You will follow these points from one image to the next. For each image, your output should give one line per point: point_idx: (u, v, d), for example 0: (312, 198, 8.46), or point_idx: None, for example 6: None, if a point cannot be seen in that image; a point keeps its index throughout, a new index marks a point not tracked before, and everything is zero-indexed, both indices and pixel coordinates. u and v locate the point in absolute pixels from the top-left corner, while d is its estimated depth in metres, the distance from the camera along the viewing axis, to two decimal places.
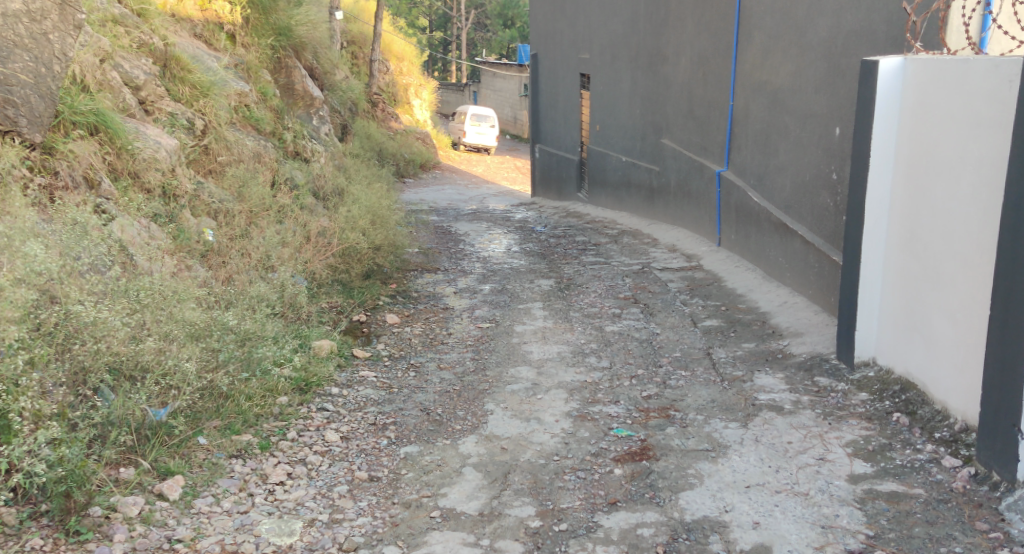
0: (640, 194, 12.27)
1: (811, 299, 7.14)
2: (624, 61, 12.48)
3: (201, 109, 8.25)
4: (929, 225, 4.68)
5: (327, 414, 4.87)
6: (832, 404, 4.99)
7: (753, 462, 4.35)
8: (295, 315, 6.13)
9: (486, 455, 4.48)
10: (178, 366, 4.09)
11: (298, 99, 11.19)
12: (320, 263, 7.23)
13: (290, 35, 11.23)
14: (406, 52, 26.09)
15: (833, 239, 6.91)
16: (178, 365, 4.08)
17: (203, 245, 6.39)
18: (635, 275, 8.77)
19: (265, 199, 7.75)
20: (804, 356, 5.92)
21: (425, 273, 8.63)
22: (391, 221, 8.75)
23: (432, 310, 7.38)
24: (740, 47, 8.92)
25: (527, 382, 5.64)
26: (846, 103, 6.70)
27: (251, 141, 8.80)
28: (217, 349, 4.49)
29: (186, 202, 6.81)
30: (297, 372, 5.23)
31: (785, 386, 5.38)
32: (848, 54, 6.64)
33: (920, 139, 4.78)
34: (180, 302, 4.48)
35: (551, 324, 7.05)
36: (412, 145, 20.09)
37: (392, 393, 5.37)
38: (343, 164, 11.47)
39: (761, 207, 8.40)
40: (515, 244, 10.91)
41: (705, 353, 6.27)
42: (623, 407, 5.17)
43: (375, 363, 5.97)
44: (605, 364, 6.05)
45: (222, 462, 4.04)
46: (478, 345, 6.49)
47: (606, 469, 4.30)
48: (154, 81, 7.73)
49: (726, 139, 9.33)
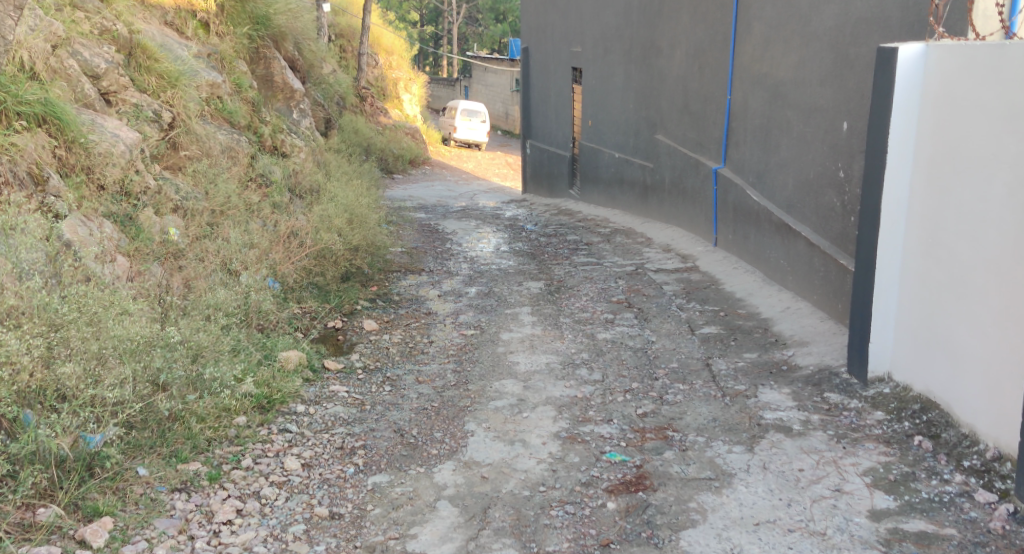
0: (633, 191, 11.83)
1: (816, 306, 6.69)
2: (616, 54, 12.03)
3: (168, 101, 7.75)
4: (954, 230, 4.24)
5: (289, 438, 4.42)
6: (845, 425, 4.54)
7: (760, 494, 3.89)
8: (259, 323, 5.66)
9: (464, 486, 4.02)
10: (102, 396, 3.71)
11: (278, 92, 10.65)
12: (292, 266, 6.77)
13: (268, 24, 10.74)
14: (396, 46, 25.52)
15: (840, 242, 6.47)
16: (101, 394, 3.69)
17: (162, 247, 5.95)
18: (629, 277, 8.30)
19: (235, 198, 7.25)
20: (812, 369, 5.47)
21: (408, 275, 8.17)
22: (371, 220, 8.26)
23: (413, 316, 6.91)
24: (738, 38, 8.49)
25: (512, 398, 5.17)
26: (855, 96, 6.26)
27: (223, 136, 8.32)
28: (157, 367, 4.07)
29: (146, 200, 6.35)
30: (259, 387, 4.77)
31: (793, 403, 4.92)
32: (858, 43, 6.21)
33: (945, 135, 4.33)
34: (119, 318, 4.10)
35: (540, 331, 6.58)
36: (400, 141, 19.62)
37: (363, 411, 4.91)
38: (323, 160, 10.98)
39: (761, 206, 7.94)
40: (504, 243, 10.43)
41: (703, 364, 5.81)
42: (617, 427, 4.72)
43: (348, 377, 5.49)
44: (596, 377, 5.58)
45: (162, 499, 3.65)
46: (461, 355, 6.02)
47: (598, 503, 3.85)
48: (116, 70, 7.27)
49: (724, 134, 8.88)
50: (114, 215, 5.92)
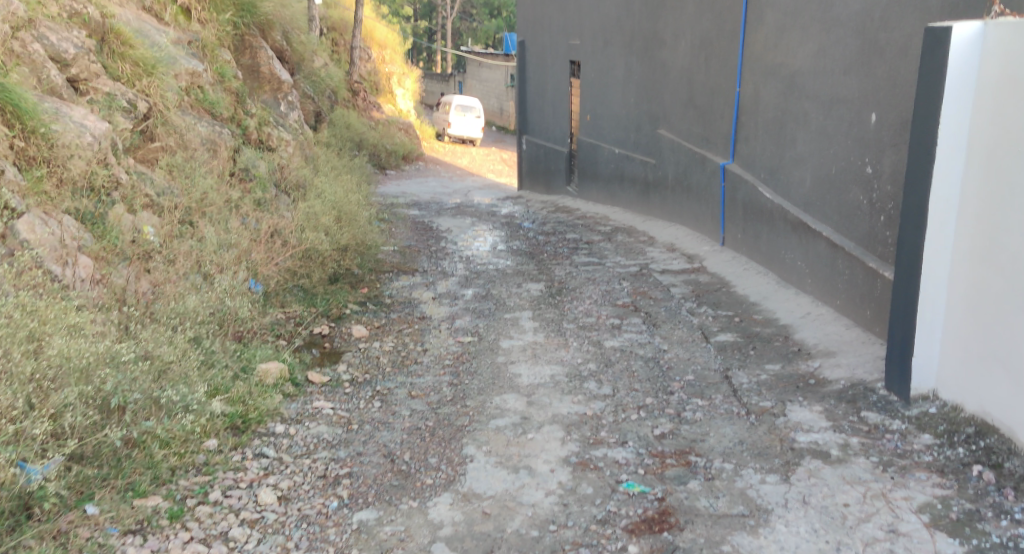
0: (634, 189, 11.32)
1: (839, 312, 6.20)
2: (616, 46, 11.53)
3: (144, 90, 7.24)
4: (1018, 232, 3.77)
5: (265, 465, 3.93)
6: (889, 450, 4.04)
7: (803, 535, 3.45)
8: (236, 331, 5.15)
9: (463, 525, 3.57)
10: (31, 429, 3.22)
11: (264, 83, 10.16)
12: (275, 268, 6.26)
13: (253, 12, 10.22)
14: (389, 40, 24.92)
15: (868, 243, 5.97)
16: (30, 428, 3.19)
17: (134, 247, 5.46)
18: (634, 278, 7.81)
19: (212, 193, 6.66)
20: (843, 383, 4.97)
21: (400, 276, 7.66)
22: (360, 217, 7.73)
23: (405, 321, 6.41)
24: (748, 28, 8.01)
25: (515, 416, 4.67)
26: (884, 84, 5.77)
27: (203, 127, 7.79)
28: (106, 391, 3.57)
29: (117, 196, 5.86)
30: (232, 406, 4.28)
31: (827, 423, 4.43)
32: (888, 28, 5.72)
33: (1007, 125, 3.86)
34: (68, 339, 3.62)
35: (543, 339, 6.07)
36: (393, 136, 19.07)
37: (350, 432, 4.41)
38: (312, 154, 10.45)
39: (774, 204, 7.45)
40: (501, 242, 9.93)
41: (722, 377, 5.31)
42: (632, 452, 4.23)
43: (333, 391, 4.99)
44: (606, 391, 5.08)
45: (111, 544, 3.18)
46: (458, 365, 5.51)
47: (617, 546, 3.43)
48: (87, 56, 6.76)
49: (732, 128, 8.40)
50: (81, 212, 5.43)
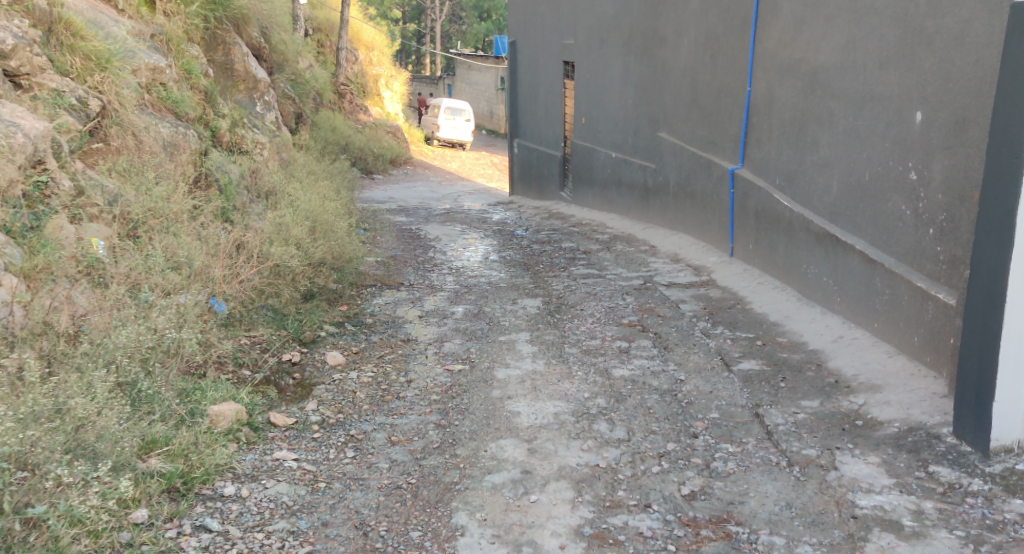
0: (633, 194, 10.56)
1: (877, 336, 5.46)
2: (613, 45, 10.79)
3: (96, 86, 6.42)
4: None
5: (205, 542, 3.24)
6: (976, 520, 3.41)
7: None
8: (185, 365, 4.38)
9: None
10: None
11: (239, 81, 9.44)
12: (238, 285, 5.48)
13: (226, 4, 9.42)
14: (378, 41, 24.09)
15: (911, 259, 5.22)
16: None
17: (73, 263, 4.67)
18: (639, 292, 7.08)
19: (168, 203, 5.85)
20: (898, 427, 4.24)
21: (384, 291, 6.92)
22: (338, 227, 6.93)
23: (388, 344, 5.65)
24: (761, 21, 7.28)
25: (514, 470, 3.91)
26: (932, 79, 5.05)
27: (165, 128, 6.99)
28: None
29: (58, 204, 5.08)
30: (172, 462, 3.52)
31: (890, 481, 3.70)
32: (937, 15, 5.00)
33: None
34: None
35: (543, 367, 5.30)
36: (381, 139, 18.28)
37: (316, 494, 3.64)
38: (290, 158, 9.68)
39: (793, 213, 6.71)
40: (493, 251, 9.16)
41: (753, 416, 4.55)
42: (658, 519, 3.53)
43: (298, 435, 4.22)
44: (621, 435, 4.32)
45: None
46: (447, 402, 4.74)
47: None
48: (29, 48, 5.97)
49: (743, 130, 7.65)
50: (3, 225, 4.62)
